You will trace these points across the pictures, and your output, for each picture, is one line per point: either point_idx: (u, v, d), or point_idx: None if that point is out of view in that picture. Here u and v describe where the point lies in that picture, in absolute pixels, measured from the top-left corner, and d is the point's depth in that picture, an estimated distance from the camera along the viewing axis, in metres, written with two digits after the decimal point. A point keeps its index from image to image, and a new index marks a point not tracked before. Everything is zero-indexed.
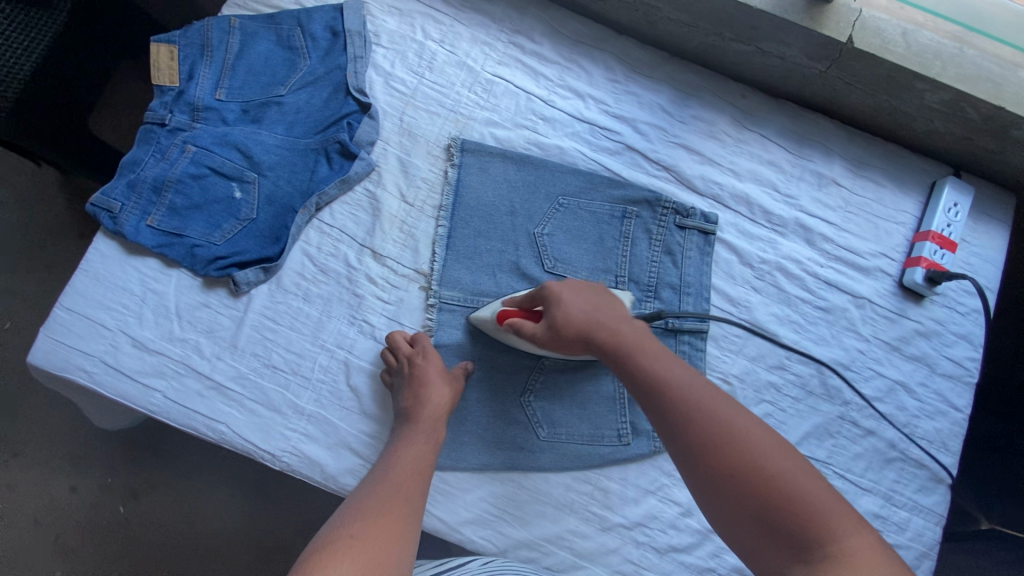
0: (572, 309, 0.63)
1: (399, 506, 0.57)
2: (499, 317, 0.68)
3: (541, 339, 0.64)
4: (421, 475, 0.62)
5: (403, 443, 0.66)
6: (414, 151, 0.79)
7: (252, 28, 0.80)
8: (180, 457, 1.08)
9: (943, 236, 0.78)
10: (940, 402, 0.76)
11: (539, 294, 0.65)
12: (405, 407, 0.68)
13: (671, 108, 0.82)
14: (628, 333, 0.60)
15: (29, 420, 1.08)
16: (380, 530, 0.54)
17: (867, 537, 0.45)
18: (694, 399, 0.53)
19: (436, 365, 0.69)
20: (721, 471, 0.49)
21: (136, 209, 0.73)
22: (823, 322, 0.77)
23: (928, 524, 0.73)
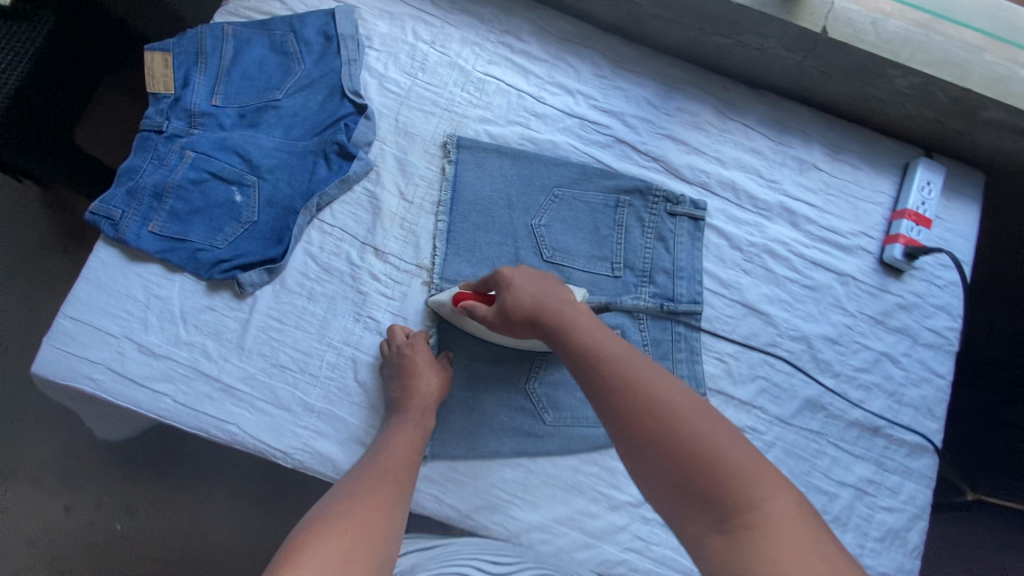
0: (518, 291, 0.63)
1: (387, 487, 0.59)
2: (456, 298, 0.70)
3: (492, 323, 0.66)
4: (409, 460, 0.64)
5: (391, 430, 0.67)
6: (410, 150, 0.81)
7: (245, 34, 0.81)
8: (177, 469, 1.07)
9: (918, 213, 0.82)
10: (924, 370, 0.80)
11: (492, 279, 0.66)
12: (396, 397, 0.70)
13: (657, 102, 0.85)
14: (570, 314, 0.60)
15: (19, 442, 1.06)
16: (369, 507, 0.55)
17: (790, 502, 0.44)
18: (625, 370, 0.52)
19: (424, 352, 0.72)
20: (645, 442, 0.48)
21: (136, 216, 0.74)
22: (811, 300, 0.81)
23: (920, 487, 0.77)
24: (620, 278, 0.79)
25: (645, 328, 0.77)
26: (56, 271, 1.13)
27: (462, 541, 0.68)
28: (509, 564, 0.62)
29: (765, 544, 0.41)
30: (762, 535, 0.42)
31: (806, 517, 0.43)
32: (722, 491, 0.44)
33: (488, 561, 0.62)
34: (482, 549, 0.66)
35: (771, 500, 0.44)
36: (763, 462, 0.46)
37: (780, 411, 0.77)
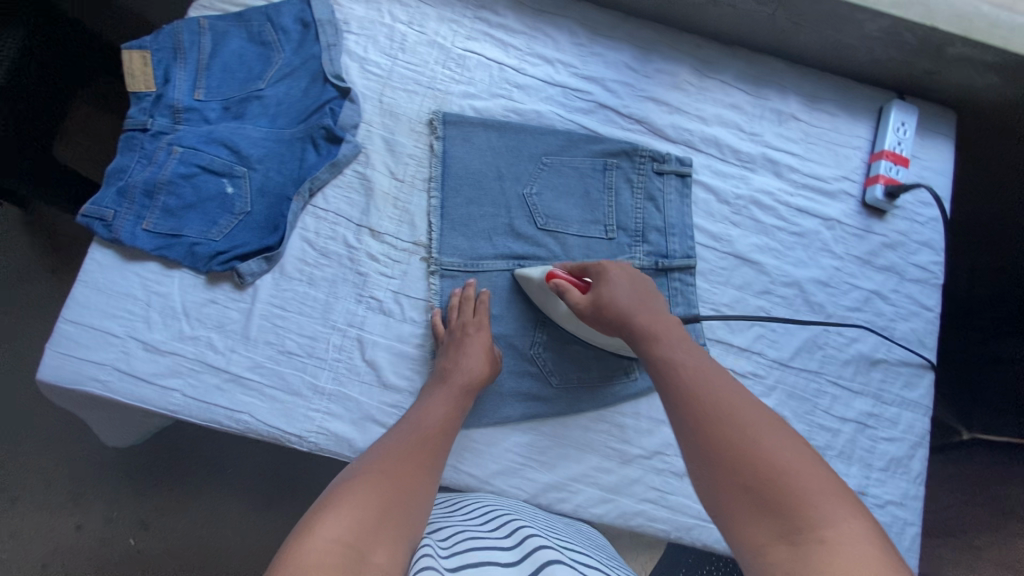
0: (608, 291, 0.66)
1: (424, 454, 0.60)
2: (547, 275, 0.71)
3: (581, 310, 0.67)
4: (444, 434, 0.64)
5: (427, 401, 0.68)
6: (397, 130, 0.82)
7: (221, 27, 0.81)
8: (187, 477, 1.03)
9: (895, 153, 0.84)
10: (913, 304, 0.83)
11: (593, 270, 0.69)
12: (443, 369, 0.70)
13: (636, 65, 0.86)
14: (659, 322, 0.62)
15: (19, 468, 1.01)
16: (404, 471, 0.57)
17: (860, 526, 0.42)
18: (709, 379, 0.54)
19: (482, 337, 0.72)
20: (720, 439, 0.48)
21: (130, 215, 0.73)
22: (800, 246, 0.83)
23: (917, 416, 0.80)
24: (614, 240, 0.80)
25: None
26: (38, 296, 1.08)
27: (475, 498, 0.70)
28: (512, 516, 0.64)
29: (839, 557, 0.39)
30: (830, 548, 0.40)
31: (880, 543, 0.41)
32: (789, 496, 0.43)
33: (491, 513, 0.64)
34: (489, 503, 0.68)
35: (842, 517, 0.42)
36: (840, 485, 0.45)
37: (779, 354, 0.80)
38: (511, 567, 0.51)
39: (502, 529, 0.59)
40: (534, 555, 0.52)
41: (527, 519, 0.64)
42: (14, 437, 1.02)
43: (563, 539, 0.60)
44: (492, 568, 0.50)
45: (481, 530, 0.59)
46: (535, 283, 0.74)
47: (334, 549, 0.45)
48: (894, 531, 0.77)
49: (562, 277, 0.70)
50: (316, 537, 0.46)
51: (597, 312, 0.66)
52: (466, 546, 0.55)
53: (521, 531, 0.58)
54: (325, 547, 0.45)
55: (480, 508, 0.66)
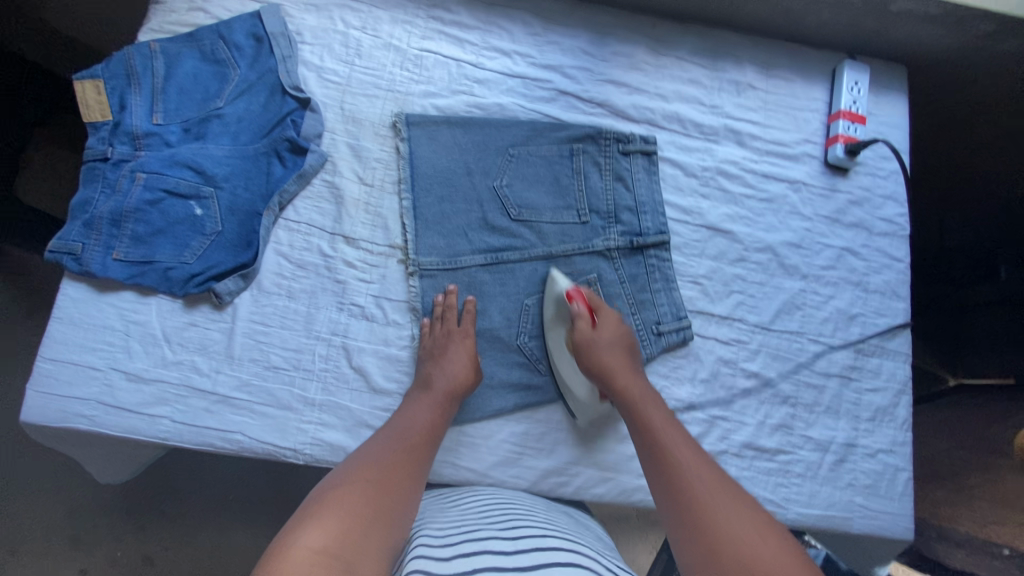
0: (604, 349, 0.72)
1: (408, 465, 0.60)
2: (568, 295, 0.74)
3: (585, 342, 0.72)
4: (427, 439, 0.65)
5: (410, 407, 0.68)
6: (362, 135, 0.82)
7: (173, 49, 0.80)
8: (188, 508, 1.02)
9: (851, 112, 0.86)
10: (883, 257, 0.85)
11: (603, 316, 0.75)
12: (425, 375, 0.71)
13: (592, 49, 0.87)
14: (645, 395, 0.69)
15: (15, 519, 0.99)
16: (389, 479, 0.57)
17: None
18: (689, 460, 0.60)
19: (466, 347, 0.74)
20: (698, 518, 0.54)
21: (99, 246, 0.72)
22: (769, 212, 0.85)
23: (898, 364, 0.82)
24: (588, 223, 0.81)
25: (619, 266, 0.80)
26: (17, 341, 1.05)
27: (475, 492, 0.71)
28: (511, 511, 0.64)
29: None
30: None
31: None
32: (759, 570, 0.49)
33: (491, 508, 0.64)
34: (488, 498, 0.68)
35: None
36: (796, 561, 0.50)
37: (759, 318, 0.81)
38: (502, 555, 0.51)
39: (500, 523, 0.60)
40: (528, 548, 0.52)
41: (526, 512, 0.65)
42: (5, 488, 1.00)
43: (559, 529, 0.61)
44: (484, 557, 0.51)
45: (478, 523, 0.59)
46: (552, 293, 0.76)
47: (320, 560, 0.45)
48: (886, 478, 0.79)
49: (582, 301, 0.74)
50: (300, 548, 0.45)
51: (588, 364, 0.71)
52: (461, 539, 0.55)
53: (518, 526, 0.59)
54: (311, 558, 0.45)
55: (480, 504, 0.66)
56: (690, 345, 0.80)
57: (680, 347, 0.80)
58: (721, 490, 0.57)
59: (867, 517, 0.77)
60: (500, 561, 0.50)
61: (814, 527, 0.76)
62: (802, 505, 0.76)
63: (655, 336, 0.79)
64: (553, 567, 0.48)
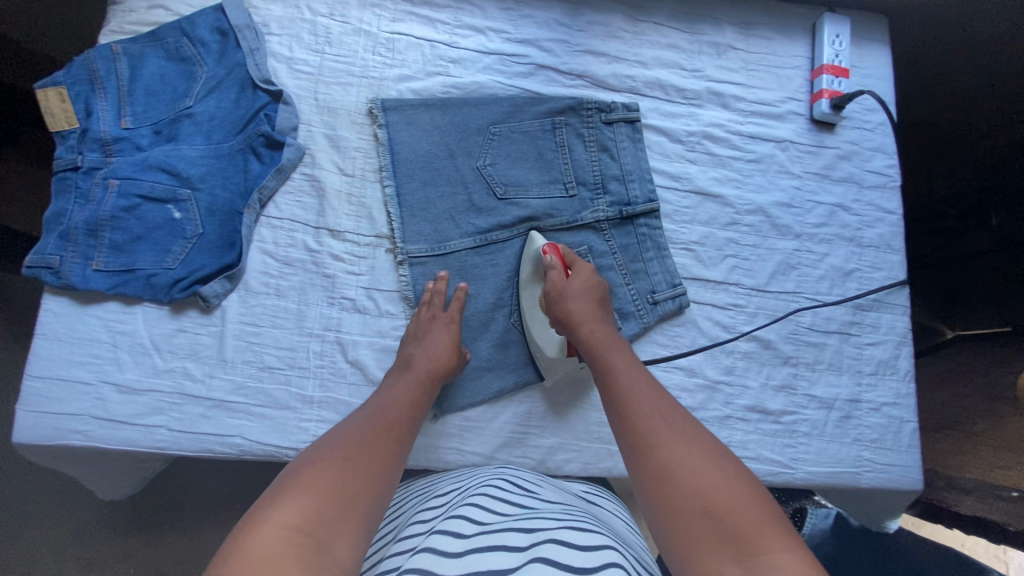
0: (572, 298, 0.70)
1: (389, 439, 0.59)
2: (545, 249, 0.74)
3: (553, 293, 0.71)
4: (409, 411, 0.64)
5: (393, 383, 0.67)
6: (338, 125, 0.80)
7: (136, 49, 0.78)
8: (195, 518, 1.00)
9: (835, 66, 0.85)
10: (875, 211, 0.84)
11: (574, 267, 0.73)
12: (408, 356, 0.69)
13: (567, 20, 0.85)
14: (605, 337, 0.67)
15: (18, 544, 0.97)
16: (368, 453, 0.56)
17: (764, 531, 0.46)
18: (647, 401, 0.58)
19: (451, 331, 0.72)
20: (657, 460, 0.52)
21: (77, 257, 0.71)
22: (758, 173, 0.84)
23: (898, 317, 0.82)
24: (576, 196, 0.80)
25: (610, 238, 0.79)
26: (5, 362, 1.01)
27: (485, 473, 0.68)
28: (525, 497, 0.61)
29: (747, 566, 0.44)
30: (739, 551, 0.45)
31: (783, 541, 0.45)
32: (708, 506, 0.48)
33: (506, 496, 0.61)
34: (503, 482, 0.65)
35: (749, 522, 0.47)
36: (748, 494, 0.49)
37: (756, 281, 0.81)
38: (514, 552, 0.48)
39: (515, 514, 0.57)
40: (543, 541, 0.50)
41: (542, 499, 0.62)
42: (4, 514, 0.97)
43: (575, 515, 0.58)
44: (497, 553, 0.48)
45: (494, 515, 0.56)
46: (530, 251, 0.76)
47: (291, 537, 0.44)
48: (893, 431, 0.78)
49: (556, 256, 0.73)
50: (272, 524, 0.45)
51: (556, 315, 0.70)
52: (474, 530, 0.53)
53: (533, 517, 0.56)
54: (280, 536, 0.44)
55: (496, 489, 0.63)
56: (687, 312, 0.79)
57: (677, 315, 0.79)
58: (685, 434, 0.55)
59: (876, 471, 0.77)
60: (513, 559, 0.47)
61: (823, 485, 0.76)
62: (811, 464, 0.76)
63: (651, 305, 0.78)
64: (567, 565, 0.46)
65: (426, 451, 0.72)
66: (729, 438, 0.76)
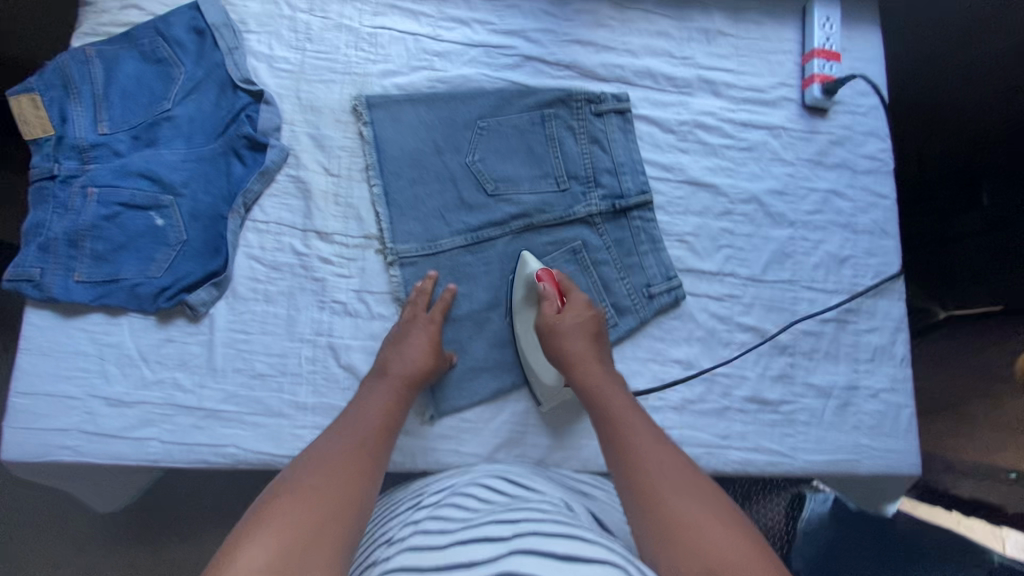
0: (568, 335, 0.69)
1: (362, 464, 0.56)
2: (538, 276, 0.72)
3: (553, 326, 0.69)
4: (381, 429, 0.62)
5: (368, 395, 0.65)
6: (322, 124, 0.78)
7: (110, 51, 0.75)
8: (194, 528, 0.99)
9: (826, 50, 0.84)
10: (869, 196, 0.83)
11: (572, 299, 0.72)
12: (382, 362, 0.68)
13: (553, 10, 0.83)
14: (604, 378, 0.66)
15: (16, 559, 0.96)
16: (339, 480, 0.53)
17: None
18: (649, 449, 0.57)
19: (429, 333, 0.70)
20: (665, 519, 0.50)
21: (58, 269, 0.69)
22: (750, 161, 0.82)
23: (894, 303, 0.81)
24: (567, 190, 0.78)
25: (604, 232, 0.78)
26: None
27: (480, 470, 0.67)
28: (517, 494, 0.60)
29: None
30: None
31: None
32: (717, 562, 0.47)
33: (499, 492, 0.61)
34: (498, 479, 0.64)
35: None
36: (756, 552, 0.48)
37: (751, 270, 0.80)
38: (499, 543, 0.48)
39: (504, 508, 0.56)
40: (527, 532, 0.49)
41: (537, 495, 0.61)
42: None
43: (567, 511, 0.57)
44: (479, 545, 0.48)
45: (484, 511, 0.55)
46: (523, 275, 0.74)
47: None
48: (891, 417, 0.78)
49: (552, 284, 0.72)
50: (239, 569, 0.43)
51: (555, 350, 0.69)
52: (459, 528, 0.52)
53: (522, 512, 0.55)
54: None
55: (491, 488, 0.62)
56: (683, 305, 0.78)
57: (673, 307, 0.78)
58: (688, 484, 0.54)
59: (875, 458, 0.77)
60: (496, 549, 0.47)
61: (823, 473, 0.76)
62: (810, 453, 0.76)
63: (648, 299, 0.77)
64: (553, 553, 0.45)
65: (424, 454, 0.72)
66: (728, 429, 0.75)
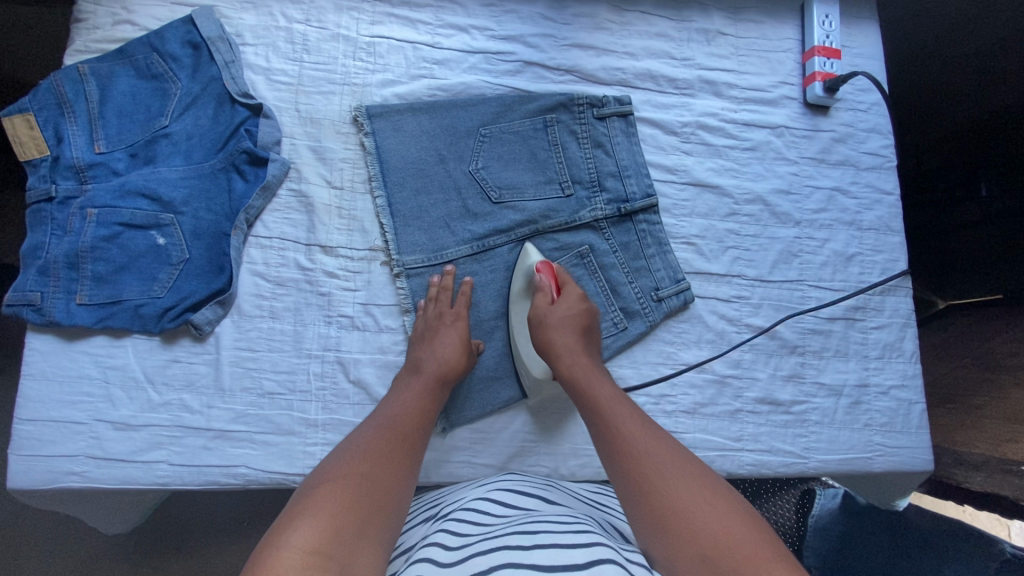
0: (556, 326, 0.69)
1: (402, 453, 0.57)
2: (539, 267, 0.72)
3: (543, 317, 0.70)
4: (417, 417, 0.62)
5: (400, 389, 0.65)
6: (323, 136, 0.77)
7: (104, 69, 0.74)
8: (202, 550, 0.98)
9: (825, 47, 0.83)
10: (873, 193, 0.83)
11: (567, 291, 0.72)
12: (416, 357, 0.68)
13: (552, 14, 0.83)
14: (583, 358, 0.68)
15: None
16: (381, 468, 0.54)
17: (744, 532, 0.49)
18: (627, 422, 0.59)
19: (459, 330, 0.70)
20: (646, 486, 0.53)
21: (59, 292, 0.67)
22: (755, 161, 0.82)
23: (901, 299, 0.81)
24: (572, 196, 0.78)
25: (610, 236, 0.78)
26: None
27: (494, 480, 0.66)
28: (535, 502, 0.60)
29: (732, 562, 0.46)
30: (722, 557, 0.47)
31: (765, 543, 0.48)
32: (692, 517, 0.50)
33: (516, 502, 0.60)
34: (514, 487, 0.64)
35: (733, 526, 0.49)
36: (725, 502, 0.52)
37: (758, 271, 0.80)
38: (518, 551, 0.48)
39: (522, 518, 0.56)
40: (547, 541, 0.49)
41: (552, 504, 0.61)
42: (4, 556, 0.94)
43: (584, 519, 0.57)
44: (498, 553, 0.47)
45: (501, 521, 0.55)
46: (523, 267, 0.74)
47: (312, 563, 0.43)
48: (902, 413, 0.78)
49: (550, 276, 0.72)
50: (292, 549, 0.44)
51: (541, 339, 0.69)
52: (478, 536, 0.52)
53: (541, 520, 0.54)
54: (300, 561, 0.43)
55: (507, 495, 0.62)
56: (692, 307, 0.78)
57: (683, 310, 0.78)
58: (664, 451, 0.56)
59: (887, 455, 0.77)
60: (514, 558, 0.47)
61: (837, 472, 0.76)
62: (823, 452, 0.76)
63: (656, 302, 0.77)
64: (569, 563, 0.45)
65: (438, 467, 0.71)
66: (741, 431, 0.75)
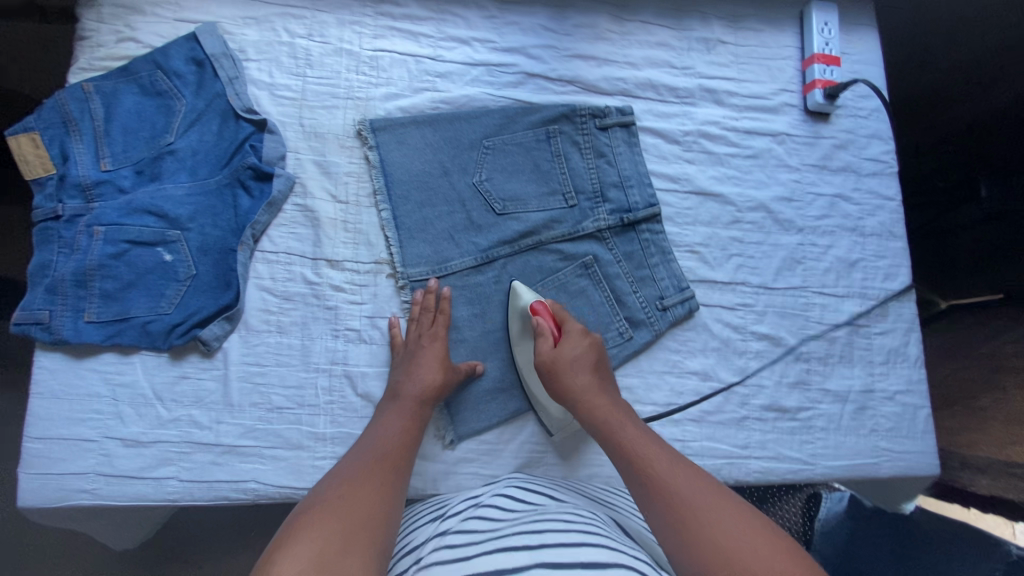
0: (566, 357, 0.68)
1: (386, 480, 0.57)
2: (534, 309, 0.71)
3: (548, 358, 0.68)
4: (400, 446, 0.62)
5: (383, 418, 0.66)
6: (327, 150, 0.77)
7: (109, 86, 0.74)
8: (208, 563, 0.98)
9: (825, 54, 0.84)
10: (875, 198, 0.84)
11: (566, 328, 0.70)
12: (397, 383, 0.68)
13: (553, 25, 0.83)
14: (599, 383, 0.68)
15: None
16: (364, 495, 0.54)
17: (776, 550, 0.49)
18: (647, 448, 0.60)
19: (437, 350, 0.70)
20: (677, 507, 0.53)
21: (67, 310, 0.68)
22: (757, 168, 0.83)
23: (905, 304, 0.82)
24: (576, 207, 0.78)
25: (614, 246, 0.78)
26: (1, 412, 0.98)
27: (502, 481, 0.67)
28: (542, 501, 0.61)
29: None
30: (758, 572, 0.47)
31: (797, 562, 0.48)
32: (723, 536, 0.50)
33: (522, 500, 0.61)
34: (521, 487, 0.64)
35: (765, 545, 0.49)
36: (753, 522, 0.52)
37: (762, 278, 0.80)
38: (523, 551, 0.48)
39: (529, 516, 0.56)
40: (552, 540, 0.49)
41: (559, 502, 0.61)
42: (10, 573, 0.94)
43: (591, 517, 0.57)
44: (503, 553, 0.48)
45: (508, 519, 0.56)
46: (516, 308, 0.74)
47: None
48: (908, 417, 0.79)
49: (546, 316, 0.70)
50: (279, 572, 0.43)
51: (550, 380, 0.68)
52: (485, 535, 0.52)
53: (546, 518, 0.55)
54: None
55: (514, 495, 0.62)
56: (696, 316, 0.78)
57: (688, 318, 0.78)
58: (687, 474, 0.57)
59: (894, 460, 0.77)
60: (519, 558, 0.47)
61: (844, 478, 0.76)
62: (831, 459, 0.76)
63: (661, 311, 0.77)
64: (574, 561, 0.45)
65: (446, 479, 0.71)
66: (748, 439, 0.75)
